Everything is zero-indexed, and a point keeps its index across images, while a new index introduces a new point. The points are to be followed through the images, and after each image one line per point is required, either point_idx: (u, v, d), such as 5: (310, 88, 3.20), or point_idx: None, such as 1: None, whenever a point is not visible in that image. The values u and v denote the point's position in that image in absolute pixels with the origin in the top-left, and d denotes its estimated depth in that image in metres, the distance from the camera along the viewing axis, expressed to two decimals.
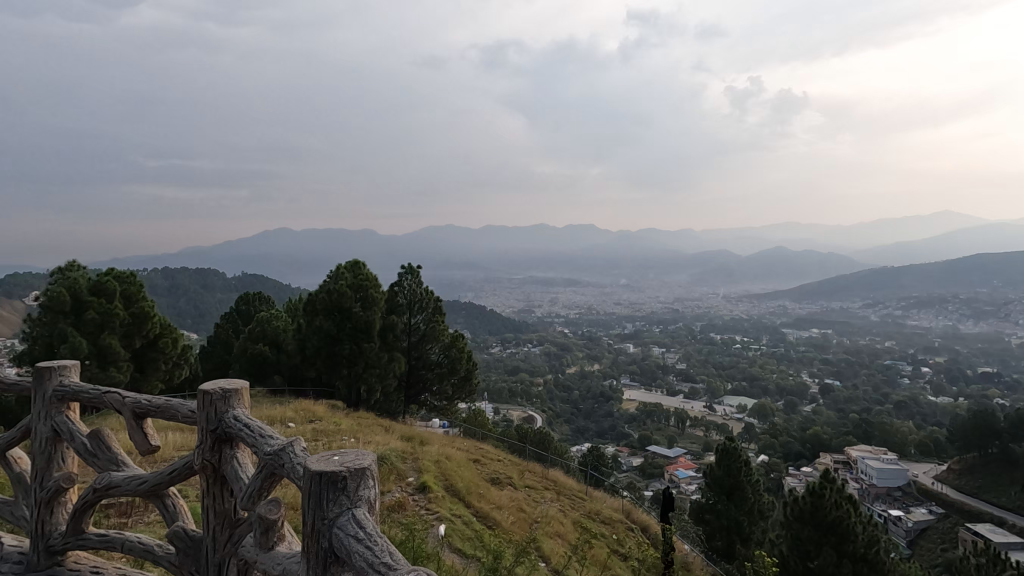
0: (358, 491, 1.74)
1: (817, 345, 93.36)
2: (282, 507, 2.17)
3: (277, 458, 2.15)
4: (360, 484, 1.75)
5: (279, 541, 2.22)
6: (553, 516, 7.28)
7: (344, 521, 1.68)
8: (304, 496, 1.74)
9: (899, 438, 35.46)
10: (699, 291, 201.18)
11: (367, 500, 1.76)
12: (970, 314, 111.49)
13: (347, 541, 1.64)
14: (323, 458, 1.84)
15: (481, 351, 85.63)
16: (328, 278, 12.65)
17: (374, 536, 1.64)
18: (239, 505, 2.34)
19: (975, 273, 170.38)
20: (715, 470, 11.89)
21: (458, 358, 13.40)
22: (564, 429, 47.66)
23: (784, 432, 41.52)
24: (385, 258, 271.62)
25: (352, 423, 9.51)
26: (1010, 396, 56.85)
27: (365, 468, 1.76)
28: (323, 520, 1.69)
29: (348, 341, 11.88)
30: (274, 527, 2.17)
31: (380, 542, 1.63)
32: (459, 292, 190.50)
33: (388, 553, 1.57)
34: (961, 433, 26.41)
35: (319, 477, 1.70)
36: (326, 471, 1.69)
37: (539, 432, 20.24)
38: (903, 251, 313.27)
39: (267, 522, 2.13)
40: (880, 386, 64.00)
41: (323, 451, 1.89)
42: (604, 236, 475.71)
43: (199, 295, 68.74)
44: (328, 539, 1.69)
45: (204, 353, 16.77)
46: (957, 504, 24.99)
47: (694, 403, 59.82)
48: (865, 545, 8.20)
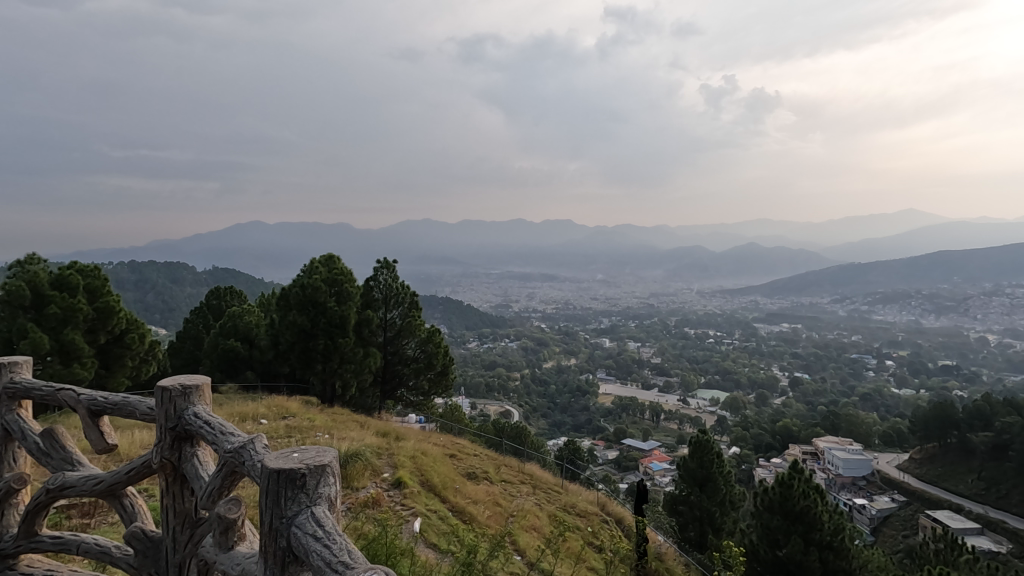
0: (318, 487, 1.72)
1: (787, 339, 95.72)
2: (243, 504, 2.13)
3: (237, 455, 2.11)
4: (321, 482, 1.72)
5: (238, 541, 2.18)
6: (528, 509, 7.32)
7: (302, 520, 1.65)
8: (259, 494, 1.70)
9: (864, 429, 36.60)
10: (674, 286, 203.28)
11: (327, 497, 1.73)
12: (932, 312, 115.44)
13: (306, 538, 1.60)
14: (283, 456, 1.81)
15: (458, 346, 85.33)
16: (302, 273, 12.44)
17: (334, 536, 1.62)
18: (199, 503, 2.29)
19: (937, 270, 176.52)
20: (688, 462, 12.08)
21: (435, 354, 13.32)
22: (541, 423, 48.03)
23: (755, 424, 42.63)
24: (360, 253, 268.19)
25: (326, 419, 9.40)
26: (968, 388, 59.28)
27: (325, 466, 1.74)
28: (282, 517, 1.67)
29: (323, 336, 11.66)
30: (234, 527, 2.11)
31: (339, 540, 1.62)
32: (436, 287, 189.24)
33: (346, 550, 1.56)
34: (923, 422, 27.47)
35: (278, 473, 1.66)
36: (284, 468, 1.66)
37: (516, 426, 20.27)
38: (870, 249, 321.64)
39: (227, 520, 2.08)
40: (847, 379, 66.03)
41: (286, 448, 1.85)
42: (581, 232, 477.02)
43: (167, 290, 67.00)
44: (286, 538, 1.66)
45: (174, 348, 16.39)
46: (919, 492, 25.83)
47: (668, 396, 60.87)
48: (831, 533, 8.45)
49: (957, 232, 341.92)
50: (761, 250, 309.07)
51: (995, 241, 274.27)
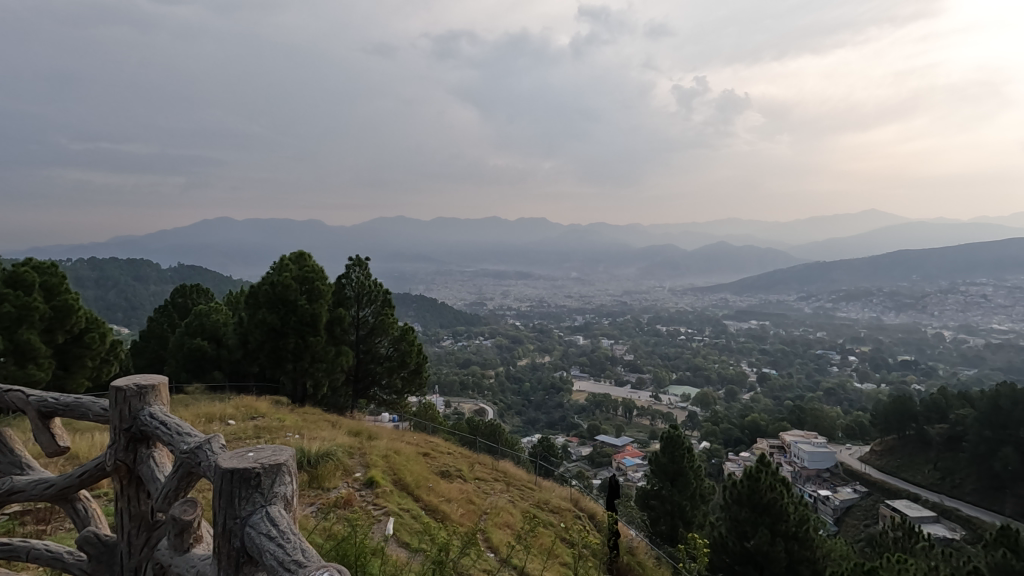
0: (274, 487, 1.70)
1: (755, 335, 98.00)
2: (198, 507, 2.09)
3: (193, 455, 2.06)
4: (276, 481, 1.71)
5: (196, 540, 2.15)
6: (501, 507, 7.33)
7: (257, 518, 1.64)
8: (214, 494, 1.67)
9: (829, 422, 37.72)
10: (646, 283, 205.79)
11: (283, 496, 1.71)
12: (892, 309, 119.81)
13: (258, 539, 1.58)
14: (237, 455, 1.77)
15: (432, 344, 84.90)
16: (271, 270, 12.17)
17: (286, 533, 1.60)
18: (153, 506, 2.25)
19: (897, 269, 183.08)
20: (660, 457, 12.27)
21: (408, 351, 13.21)
22: (515, 421, 48.19)
23: (725, 419, 43.63)
24: (333, 250, 264.36)
25: (297, 419, 9.25)
26: (925, 381, 61.84)
27: (280, 465, 1.72)
28: (235, 518, 1.65)
29: (293, 335, 11.44)
30: (189, 528, 2.08)
31: (292, 540, 1.59)
32: (409, 286, 187.64)
33: (300, 548, 1.54)
34: (884, 415, 28.41)
35: (231, 474, 1.64)
36: (238, 467, 1.64)
37: (491, 424, 20.28)
38: (834, 248, 331.00)
39: (181, 522, 2.04)
40: (813, 374, 68.18)
41: (239, 448, 1.83)
42: (556, 230, 477.42)
43: (131, 287, 65.00)
44: (240, 539, 1.64)
45: (137, 349, 15.88)
46: (879, 483, 26.67)
47: (641, 393, 61.69)
48: (797, 524, 8.73)
49: (916, 233, 355.29)
50: (730, 248, 314.99)
51: (951, 241, 285.60)
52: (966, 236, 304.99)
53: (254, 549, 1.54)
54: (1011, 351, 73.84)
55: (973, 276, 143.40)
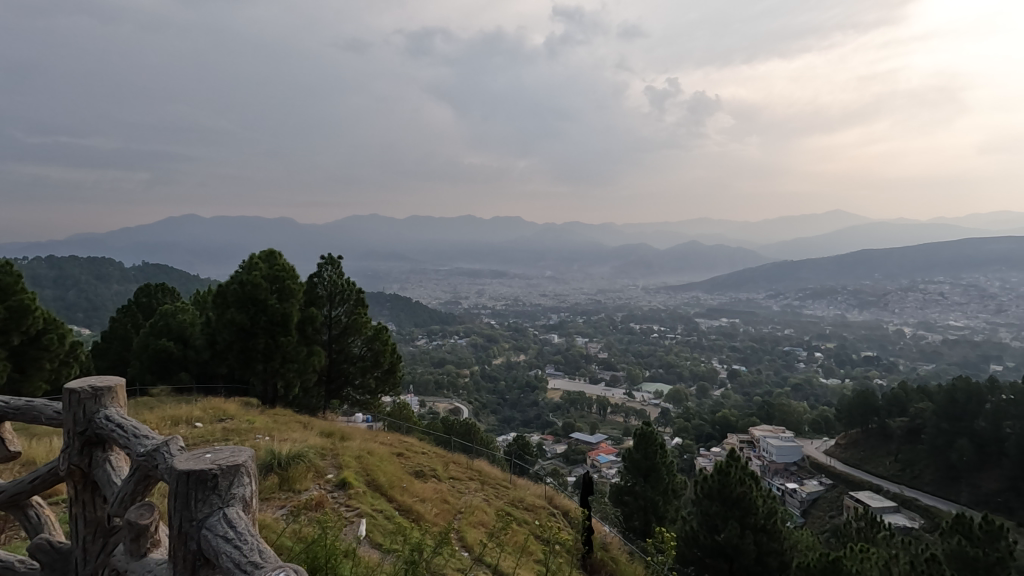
0: (232, 487, 1.74)
1: (726, 333, 100.05)
2: (154, 510, 2.04)
3: (150, 458, 2.04)
4: (232, 483, 1.73)
5: (153, 546, 2.11)
6: (476, 506, 7.33)
7: (213, 520, 1.66)
8: (170, 495, 1.68)
9: (796, 417, 38.78)
10: (620, 282, 207.71)
11: (240, 499, 1.74)
12: (856, 306, 123.61)
13: (216, 539, 1.62)
14: (192, 457, 1.80)
15: (406, 343, 84.12)
16: (241, 268, 11.86)
17: (243, 534, 1.63)
18: (108, 511, 2.21)
19: (861, 268, 188.96)
20: (633, 453, 12.45)
21: (382, 351, 13.11)
22: (491, 420, 48.22)
23: (697, 415, 44.52)
24: (305, 249, 259.86)
25: (267, 421, 9.06)
26: (886, 376, 64.11)
27: (238, 466, 1.75)
28: (191, 519, 1.68)
29: (263, 335, 11.23)
30: (147, 532, 2.04)
31: (248, 540, 1.63)
32: (383, 285, 185.55)
33: (257, 550, 1.57)
34: (847, 410, 29.31)
35: (188, 476, 1.65)
36: (195, 469, 1.66)
37: (466, 423, 20.20)
38: (801, 247, 339.11)
39: (138, 526, 2.00)
40: (780, 370, 69.99)
41: (197, 449, 1.86)
42: (531, 229, 477.56)
43: (92, 287, 62.81)
44: (197, 539, 1.66)
45: (98, 350, 15.29)
46: (844, 475, 27.46)
47: (615, 390, 62.38)
48: (765, 517, 8.96)
49: (878, 232, 367.15)
50: (702, 248, 320.33)
51: (911, 241, 295.98)
52: (925, 236, 316.65)
53: (214, 553, 1.55)
54: (967, 346, 76.91)
55: (932, 275, 148.89)
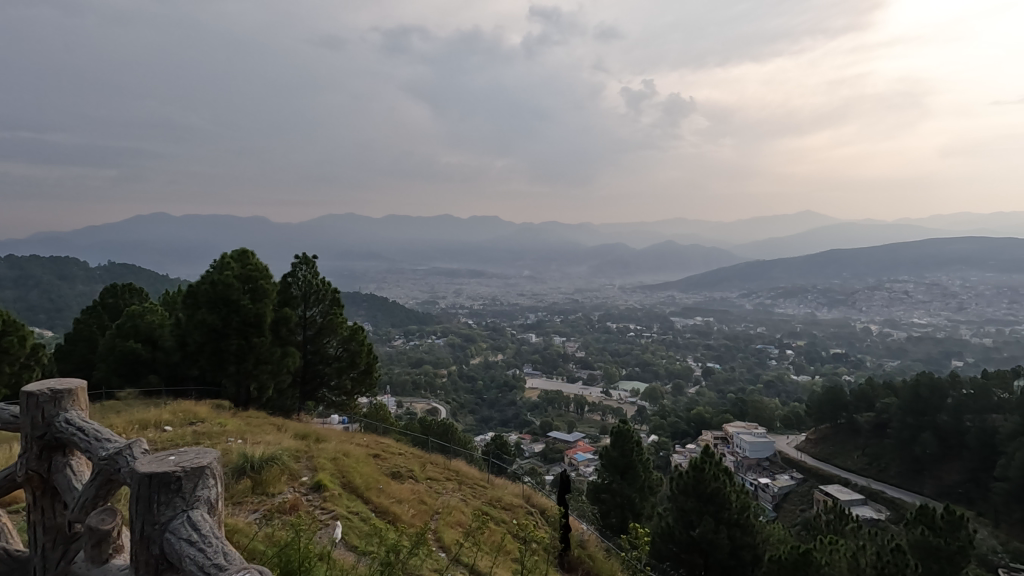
0: (194, 491, 2.00)
1: (701, 332, 101.60)
2: (115, 515, 2.22)
3: (111, 463, 2.13)
4: (196, 485, 2.01)
5: (113, 552, 2.25)
6: (453, 506, 7.31)
7: (175, 524, 1.91)
8: (131, 503, 1.94)
9: (768, 414, 39.60)
10: (597, 281, 209.19)
11: (201, 502, 2.00)
12: (826, 305, 126.93)
13: (177, 544, 1.85)
14: (150, 461, 2.04)
15: (383, 343, 83.36)
16: (212, 268, 11.59)
17: (205, 538, 1.88)
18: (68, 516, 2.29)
19: (830, 268, 193.85)
20: (610, 451, 12.57)
21: (358, 352, 12.98)
22: (469, 419, 48.15)
23: (672, 413, 45.20)
24: (279, 248, 255.40)
25: (240, 424, 8.88)
26: (854, 373, 65.98)
27: (200, 470, 2.01)
28: (156, 523, 1.92)
29: (236, 336, 10.98)
30: (107, 538, 2.18)
31: (209, 544, 1.86)
32: (359, 284, 183.45)
33: (219, 552, 1.81)
34: (817, 406, 29.95)
35: (150, 479, 1.91)
36: (158, 474, 1.91)
37: (443, 423, 20.14)
38: (774, 247, 346.08)
39: (99, 531, 2.15)
40: (754, 367, 71.44)
41: (154, 455, 2.09)
42: (508, 228, 477.79)
43: (55, 287, 60.72)
44: (158, 543, 1.90)
45: (61, 353, 14.74)
46: (814, 470, 28.08)
47: (592, 389, 62.84)
48: (739, 512, 9.12)
49: (847, 233, 376.89)
50: (678, 248, 324.70)
51: (878, 241, 304.72)
52: (890, 236, 326.62)
53: (182, 554, 1.79)
54: (930, 342, 79.52)
55: (897, 274, 153.73)
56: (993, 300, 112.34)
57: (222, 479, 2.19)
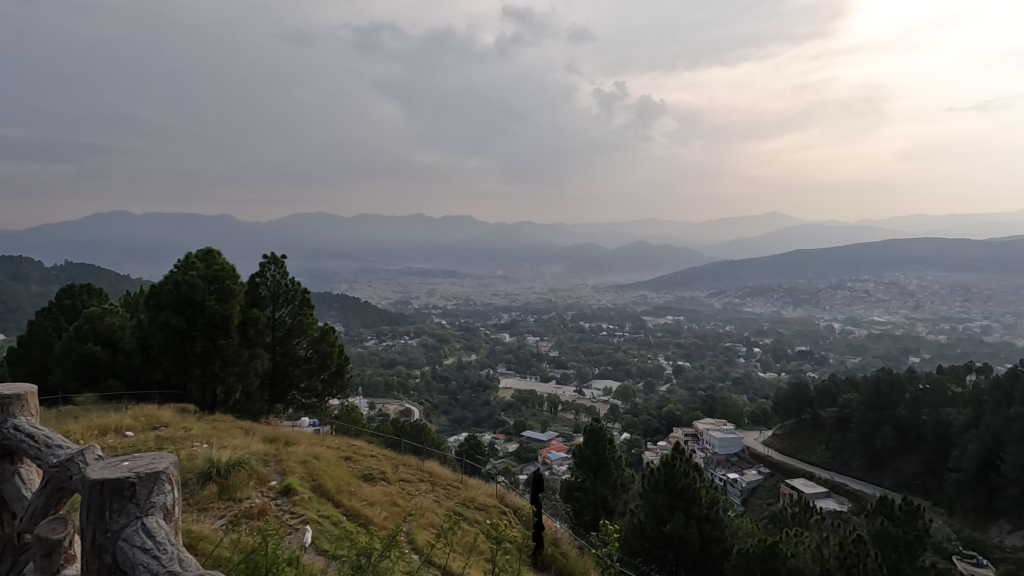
0: (150, 497, 2.12)
1: (671, 330, 103.27)
2: (65, 523, 2.20)
3: (62, 471, 2.19)
4: (151, 492, 2.13)
5: (65, 562, 2.25)
6: (426, 507, 7.29)
7: (128, 532, 2.03)
8: (85, 508, 2.05)
9: (736, 410, 40.49)
10: (570, 281, 210.58)
11: (159, 507, 2.14)
12: (791, 303, 130.62)
13: (132, 553, 1.97)
14: (100, 467, 2.14)
15: (355, 344, 82.21)
16: (175, 268, 11.24)
17: (160, 546, 2.00)
18: (14, 525, 2.30)
19: (795, 267, 199.53)
20: (583, 449, 12.68)
21: (329, 353, 12.80)
22: (442, 420, 47.96)
23: (644, 411, 45.84)
24: (246, 248, 249.42)
25: (205, 427, 8.65)
26: (818, 369, 68.07)
27: (157, 474, 2.15)
28: (108, 531, 2.04)
29: (201, 338, 10.68)
30: (56, 549, 2.15)
31: (167, 551, 1.99)
32: (330, 285, 180.49)
33: (174, 560, 1.93)
34: (784, 402, 30.76)
35: (102, 484, 2.04)
36: (110, 479, 2.04)
37: (417, 424, 19.99)
38: (741, 247, 353.85)
39: (48, 542, 2.13)
40: (722, 365, 73.04)
41: (108, 461, 2.19)
42: (482, 228, 477.04)
43: (7, 288, 57.99)
44: (112, 551, 2.00)
45: (14, 356, 14.08)
46: (780, 464, 28.80)
47: (566, 388, 63.24)
48: (708, 506, 9.30)
49: (811, 233, 388.29)
50: (649, 248, 329.21)
51: (840, 242, 314.76)
52: (852, 237, 338.08)
53: (133, 559, 1.93)
54: (888, 339, 82.56)
55: (858, 274, 159.25)
56: (947, 299, 117.22)
57: (174, 484, 2.34)
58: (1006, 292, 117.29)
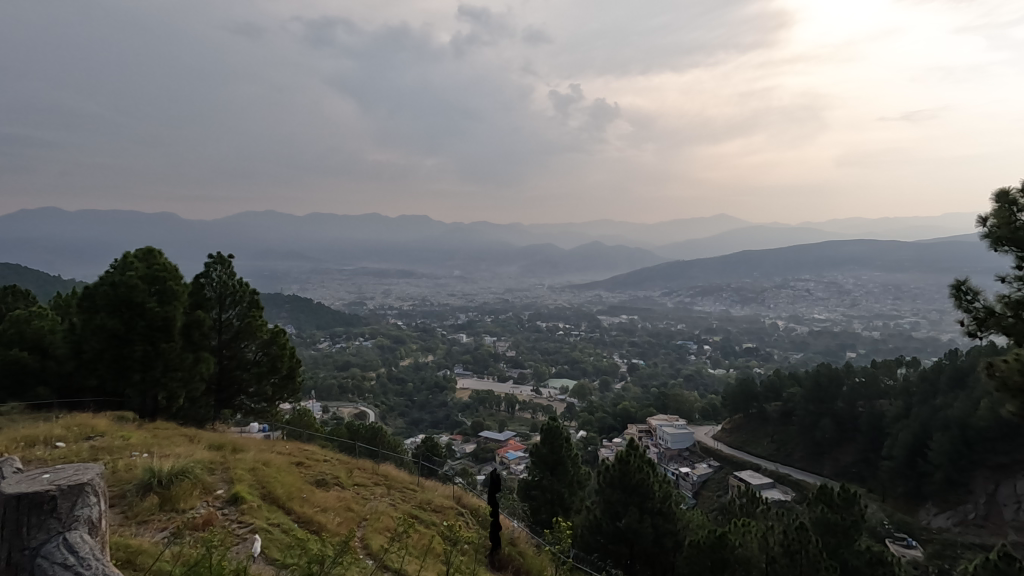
0: (70, 514, 2.43)
1: (626, 329, 105.43)
2: None
3: None
4: (72, 507, 2.45)
5: None
6: (381, 511, 7.16)
7: (48, 545, 2.28)
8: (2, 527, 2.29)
9: (688, 406, 41.74)
10: (527, 280, 211.73)
11: (79, 522, 2.45)
12: (738, 301, 135.64)
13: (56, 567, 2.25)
14: (20, 483, 2.41)
15: (308, 347, 79.98)
16: (112, 268, 10.58)
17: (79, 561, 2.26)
18: None
19: (742, 268, 207.40)
20: (540, 448, 12.77)
21: (279, 356, 12.44)
22: (398, 423, 47.35)
23: (600, 409, 46.60)
24: (190, 246, 238.45)
25: (146, 436, 8.21)
26: (764, 365, 71.06)
27: (77, 490, 2.48)
28: (25, 548, 2.27)
29: (141, 342, 10.14)
30: None
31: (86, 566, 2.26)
32: (281, 286, 174.89)
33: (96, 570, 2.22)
34: (732, 398, 31.89)
35: (21, 501, 2.29)
36: (29, 494, 2.31)
37: (372, 427, 19.64)
38: (692, 247, 364.87)
39: None
40: (675, 362, 75.15)
41: (29, 479, 2.47)
42: (439, 228, 473.52)
43: None
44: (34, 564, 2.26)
45: None
46: (729, 458, 29.80)
47: (523, 387, 63.51)
48: (660, 500, 9.57)
49: (756, 235, 404.40)
50: (604, 249, 334.67)
51: (784, 243, 329.19)
52: (795, 237, 354.49)
53: (51, 570, 2.12)
54: (828, 336, 86.94)
55: (800, 273, 167.00)
56: (880, 297, 124.44)
57: (90, 500, 2.64)
58: (933, 290, 125.60)
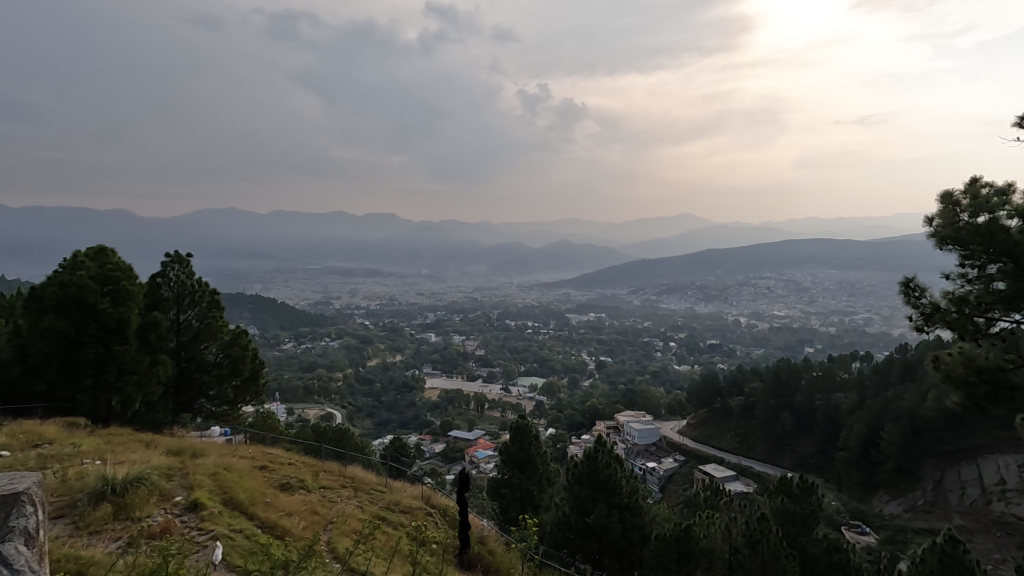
0: (10, 521, 2.42)
1: (594, 327, 106.62)
2: None
3: None
4: (12, 516, 2.43)
5: None
6: (348, 514, 7.05)
7: None
8: None
9: (655, 402, 42.55)
10: (496, 279, 211.69)
11: (19, 528, 2.44)
12: (702, 299, 138.89)
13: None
14: None
15: (271, 348, 78.08)
16: (61, 268, 10.10)
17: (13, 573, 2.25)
18: None
19: (706, 266, 212.37)
20: (510, 446, 12.82)
21: (241, 357, 12.11)
22: (366, 424, 46.73)
23: (568, 406, 47.02)
24: (146, 245, 229.30)
25: (98, 443, 7.87)
26: (726, 361, 73.04)
27: (17, 499, 2.47)
28: None
29: (92, 344, 9.72)
30: None
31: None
32: (243, 286, 170.11)
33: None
34: (696, 393, 32.59)
35: None
36: None
37: (338, 428, 19.33)
38: (658, 246, 371.19)
39: None
40: (641, 359, 76.51)
41: None
42: (406, 227, 468.85)
43: None
44: None
45: None
46: (694, 452, 30.45)
47: (492, 386, 63.53)
48: (628, 495, 9.71)
49: (720, 234, 414.33)
50: (572, 248, 337.51)
51: (745, 242, 338.45)
52: (756, 237, 365.37)
53: None
54: (787, 331, 89.94)
55: (761, 271, 172.06)
56: (836, 294, 129.36)
57: (35, 506, 2.64)
58: (884, 288, 131.24)
